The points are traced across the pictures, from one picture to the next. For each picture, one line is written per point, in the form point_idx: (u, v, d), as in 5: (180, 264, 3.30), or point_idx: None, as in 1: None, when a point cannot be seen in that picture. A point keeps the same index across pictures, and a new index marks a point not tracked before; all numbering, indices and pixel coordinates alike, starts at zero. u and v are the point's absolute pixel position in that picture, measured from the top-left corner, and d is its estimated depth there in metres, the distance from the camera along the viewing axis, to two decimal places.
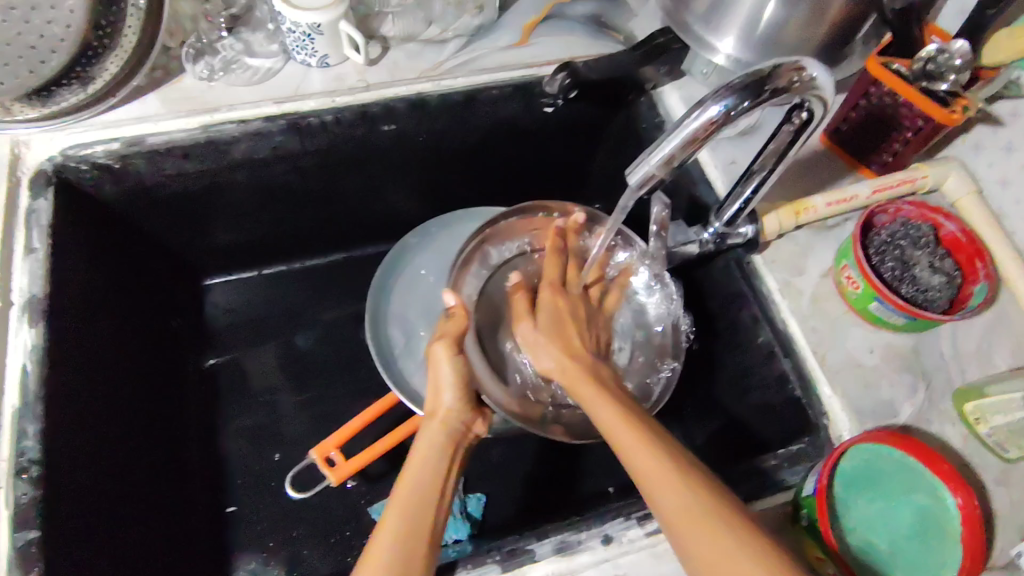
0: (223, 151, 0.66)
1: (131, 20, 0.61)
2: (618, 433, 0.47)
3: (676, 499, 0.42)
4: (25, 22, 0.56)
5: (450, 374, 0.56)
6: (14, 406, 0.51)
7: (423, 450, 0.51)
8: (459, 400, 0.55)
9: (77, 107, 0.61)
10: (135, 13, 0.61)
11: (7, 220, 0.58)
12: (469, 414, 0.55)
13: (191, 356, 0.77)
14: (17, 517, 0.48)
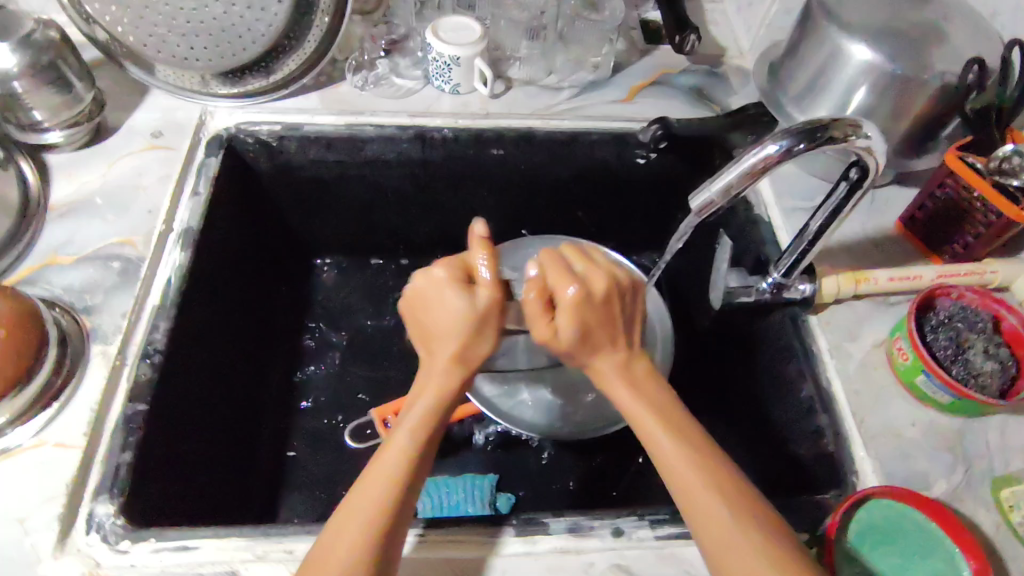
0: (359, 147, 0.78)
1: (315, 31, 0.75)
2: (694, 495, 0.44)
3: (705, 498, 0.44)
4: (239, 16, 0.70)
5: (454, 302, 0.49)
6: (154, 304, 0.63)
7: (414, 400, 0.48)
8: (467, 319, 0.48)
9: (258, 93, 0.77)
10: (319, 27, 0.74)
11: (185, 168, 0.72)
12: (479, 340, 0.49)
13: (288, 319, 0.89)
14: (133, 390, 0.57)
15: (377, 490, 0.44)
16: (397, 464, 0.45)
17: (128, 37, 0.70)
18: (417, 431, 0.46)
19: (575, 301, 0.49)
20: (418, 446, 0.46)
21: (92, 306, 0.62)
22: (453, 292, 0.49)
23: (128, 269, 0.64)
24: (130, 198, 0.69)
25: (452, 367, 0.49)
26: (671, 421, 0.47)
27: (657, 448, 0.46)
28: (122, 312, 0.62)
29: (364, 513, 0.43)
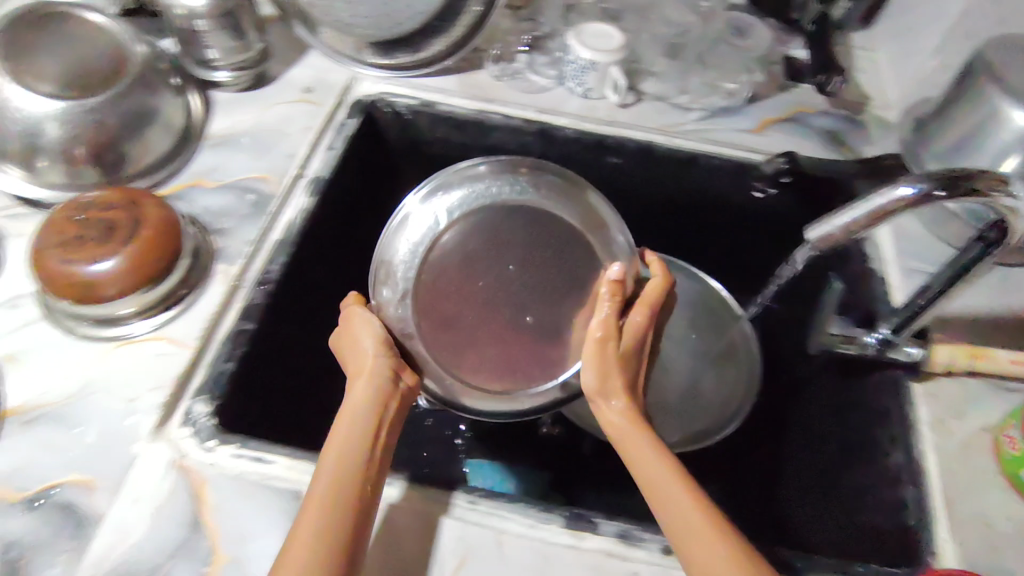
0: (484, 132, 0.81)
1: (465, 17, 0.79)
2: (692, 534, 0.45)
3: (700, 545, 0.44)
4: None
5: (367, 327, 0.56)
6: (276, 239, 0.67)
7: (343, 423, 0.50)
8: (380, 349, 0.55)
9: (403, 66, 0.82)
10: (470, 15, 0.79)
11: (327, 124, 0.78)
12: (375, 341, 0.55)
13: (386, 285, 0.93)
14: (244, 310, 0.62)
15: (326, 486, 0.46)
16: (342, 473, 0.47)
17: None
18: (355, 438, 0.49)
19: (643, 322, 0.58)
20: (357, 451, 0.49)
21: (224, 229, 0.67)
22: (361, 320, 0.57)
23: (259, 203, 0.70)
24: (276, 141, 0.75)
25: (375, 389, 0.52)
26: (676, 466, 0.50)
27: (655, 487, 0.49)
28: (247, 241, 0.67)
29: (326, 510, 0.45)
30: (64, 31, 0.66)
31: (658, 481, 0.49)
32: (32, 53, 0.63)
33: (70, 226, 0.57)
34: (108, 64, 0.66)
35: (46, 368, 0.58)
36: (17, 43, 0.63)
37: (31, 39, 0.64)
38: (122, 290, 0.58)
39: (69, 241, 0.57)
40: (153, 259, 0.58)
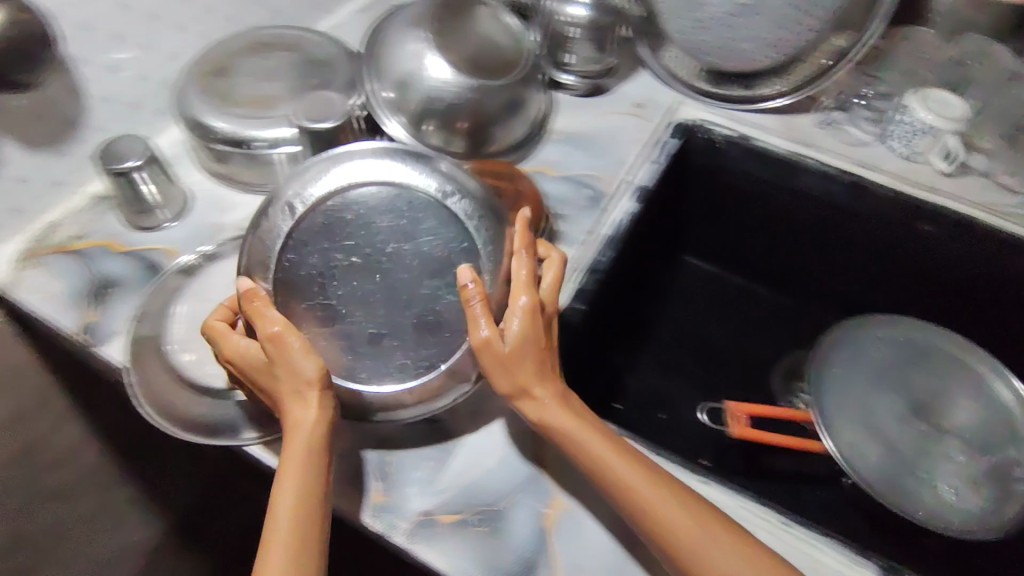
0: (795, 175, 0.83)
1: (804, 69, 0.84)
2: (658, 521, 0.48)
3: (657, 514, 0.49)
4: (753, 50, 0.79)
5: (311, 416, 0.49)
6: (605, 233, 0.73)
7: (297, 438, 0.49)
8: (321, 411, 0.50)
9: (729, 100, 0.86)
10: (808, 68, 0.84)
11: (653, 139, 0.83)
12: (317, 367, 0.49)
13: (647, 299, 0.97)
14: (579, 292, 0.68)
15: (292, 498, 0.47)
16: (293, 456, 0.49)
17: (668, 11, 0.80)
18: (312, 469, 0.49)
19: (527, 281, 0.53)
20: (314, 461, 0.49)
21: (565, 215, 0.73)
22: (292, 347, 0.49)
23: (596, 199, 0.75)
24: (611, 147, 0.81)
25: (314, 412, 0.50)
26: (617, 443, 0.52)
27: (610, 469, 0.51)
28: (586, 231, 0.73)
29: (302, 521, 0.47)
30: (477, 21, 0.74)
31: (680, 529, 0.48)
32: (455, 37, 0.73)
33: None
34: (507, 56, 0.74)
35: None
36: (446, 25, 0.73)
37: (456, 25, 0.73)
38: None
39: None
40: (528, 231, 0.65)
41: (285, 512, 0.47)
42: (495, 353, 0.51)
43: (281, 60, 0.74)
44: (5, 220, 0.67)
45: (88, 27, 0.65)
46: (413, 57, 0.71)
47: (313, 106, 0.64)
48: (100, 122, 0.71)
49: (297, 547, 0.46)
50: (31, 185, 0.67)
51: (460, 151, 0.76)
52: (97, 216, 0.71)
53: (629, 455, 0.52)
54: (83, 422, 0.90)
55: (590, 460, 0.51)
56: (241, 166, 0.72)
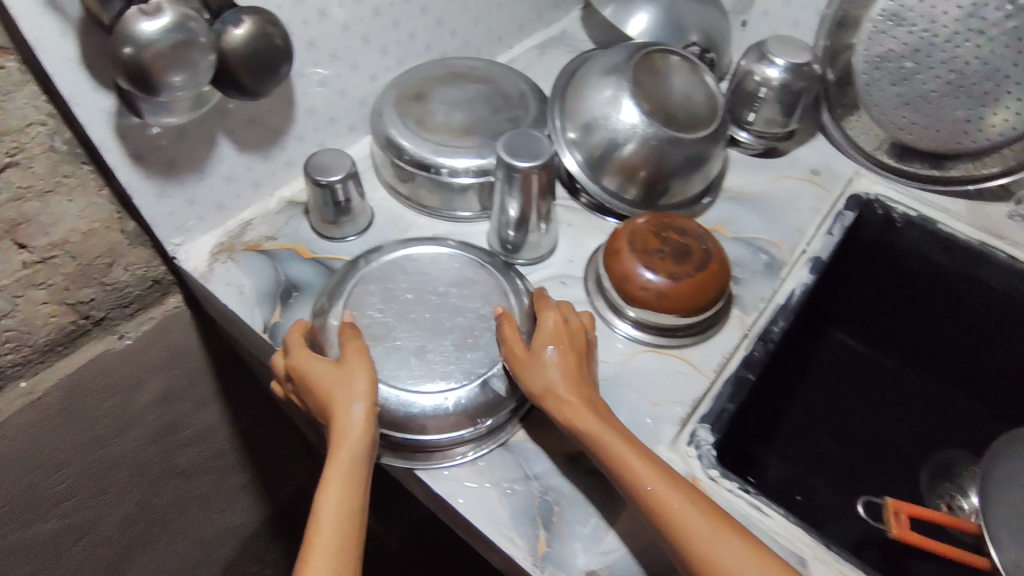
0: (976, 265, 0.79)
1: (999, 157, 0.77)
2: (674, 530, 0.47)
3: (675, 530, 0.47)
4: (940, 123, 0.75)
5: (354, 416, 0.51)
6: (777, 302, 0.71)
7: (344, 442, 0.51)
8: (365, 416, 0.52)
9: (911, 176, 0.82)
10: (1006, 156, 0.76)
11: (829, 210, 0.80)
12: (366, 378, 0.53)
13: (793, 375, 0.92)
14: (748, 360, 0.66)
15: (336, 506, 0.49)
16: (338, 468, 0.50)
17: (865, 80, 0.78)
18: (356, 478, 0.51)
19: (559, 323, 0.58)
20: (358, 472, 0.51)
21: (740, 278, 0.72)
22: (355, 366, 0.53)
23: (772, 265, 0.73)
24: (787, 213, 0.79)
25: (359, 422, 0.51)
26: (636, 447, 0.51)
27: (624, 473, 0.50)
28: (761, 296, 0.71)
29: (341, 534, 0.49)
30: (675, 75, 0.74)
31: (698, 538, 0.46)
32: (653, 88, 0.72)
33: (654, 239, 0.65)
34: (701, 113, 0.73)
35: None
36: (644, 76, 0.72)
37: (654, 77, 0.72)
38: (673, 309, 0.63)
39: (652, 252, 0.64)
40: (709, 293, 0.63)
41: (326, 522, 0.49)
42: (530, 365, 0.56)
43: (474, 92, 0.77)
44: (208, 215, 0.71)
45: (313, 46, 0.70)
46: (607, 103, 0.71)
47: (520, 140, 0.64)
48: (302, 132, 0.75)
49: (337, 553, 0.48)
50: (236, 185, 0.72)
51: (631, 198, 0.75)
52: (287, 220, 0.74)
53: (662, 469, 0.50)
54: (221, 407, 0.90)
55: (607, 461, 0.51)
56: (425, 189, 0.74)
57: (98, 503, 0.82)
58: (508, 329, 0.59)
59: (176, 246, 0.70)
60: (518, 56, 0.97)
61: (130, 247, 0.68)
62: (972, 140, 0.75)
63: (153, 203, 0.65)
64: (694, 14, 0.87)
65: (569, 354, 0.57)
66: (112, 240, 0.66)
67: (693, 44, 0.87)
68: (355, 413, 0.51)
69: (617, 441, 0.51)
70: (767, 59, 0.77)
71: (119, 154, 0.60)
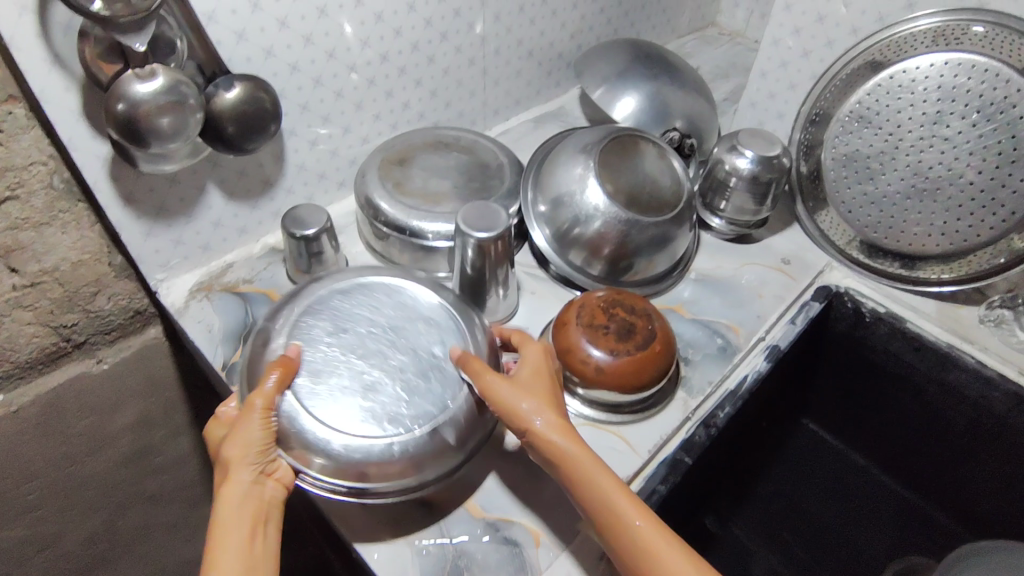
0: (944, 368, 0.78)
1: (968, 262, 0.75)
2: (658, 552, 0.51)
3: (658, 553, 0.51)
4: (903, 219, 0.75)
5: (243, 476, 0.53)
6: (728, 387, 0.71)
7: (231, 504, 0.53)
8: (251, 474, 0.53)
9: (880, 272, 0.82)
10: (972, 262, 0.75)
11: (796, 299, 0.81)
12: (260, 434, 0.54)
13: (758, 457, 0.91)
14: (688, 443, 0.66)
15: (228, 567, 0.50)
16: (225, 533, 0.52)
17: (832, 175, 0.80)
18: (239, 539, 0.52)
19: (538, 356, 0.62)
20: (251, 530, 0.52)
21: (691, 360, 0.72)
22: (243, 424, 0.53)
23: (726, 349, 0.74)
24: (750, 299, 0.79)
25: (246, 481, 0.53)
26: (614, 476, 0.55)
27: (608, 498, 0.54)
28: (710, 379, 0.71)
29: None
30: (646, 159, 0.77)
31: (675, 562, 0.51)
32: (619, 170, 0.75)
33: (601, 314, 0.66)
34: (666, 196, 0.75)
35: None
36: (614, 158, 0.75)
37: (624, 159, 0.76)
38: (614, 385, 0.64)
39: (596, 327, 0.66)
40: (650, 371, 0.64)
41: None
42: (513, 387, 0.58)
43: (456, 161, 0.82)
44: (192, 254, 0.76)
45: (306, 109, 0.76)
46: (575, 181, 0.75)
47: (477, 212, 0.68)
48: (291, 185, 0.80)
49: None
50: (222, 229, 0.77)
51: (596, 273, 0.77)
52: (267, 266, 0.79)
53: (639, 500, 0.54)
54: (194, 436, 0.93)
55: (591, 490, 0.54)
56: (397, 249, 0.78)
57: (62, 519, 0.85)
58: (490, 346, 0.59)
59: (159, 281, 0.74)
60: (514, 127, 1.02)
61: (116, 279, 0.73)
62: (939, 238, 0.74)
63: (140, 240, 0.70)
64: (678, 102, 0.91)
65: (545, 389, 0.60)
66: (98, 271, 0.71)
67: (673, 130, 0.90)
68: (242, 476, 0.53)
69: (599, 467, 0.55)
70: (737, 150, 0.80)
71: (111, 194, 0.65)
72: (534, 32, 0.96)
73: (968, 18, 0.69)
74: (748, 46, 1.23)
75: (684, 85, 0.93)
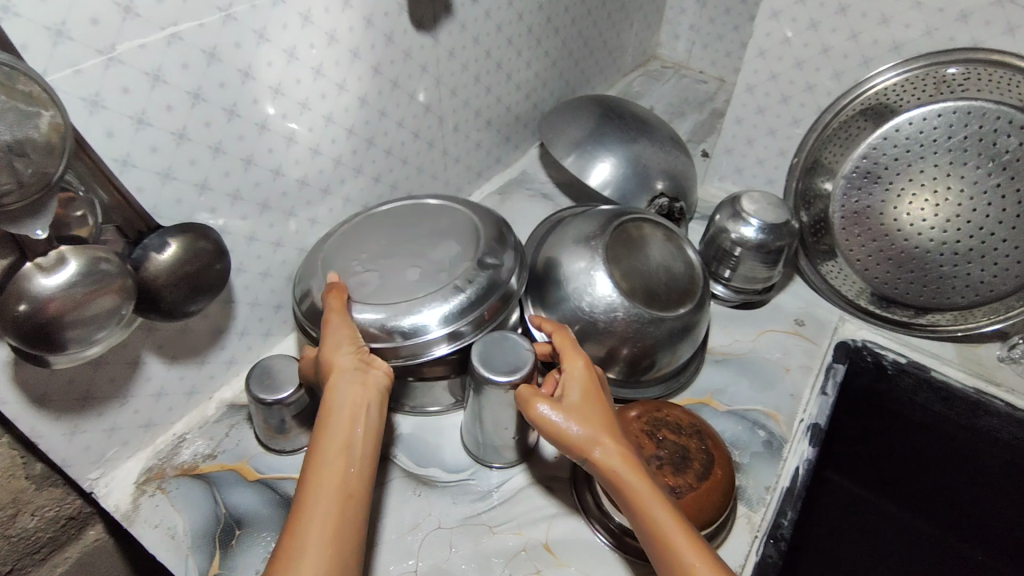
0: (976, 415, 0.73)
1: (991, 308, 0.71)
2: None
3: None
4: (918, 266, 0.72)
5: (348, 359, 0.54)
6: (782, 487, 0.64)
7: (336, 396, 0.51)
8: (352, 357, 0.54)
9: (894, 322, 0.77)
10: (994, 308, 0.71)
11: (819, 364, 0.75)
12: (350, 332, 0.55)
13: (806, 535, 0.79)
14: (761, 567, 0.58)
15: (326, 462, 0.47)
16: (329, 423, 0.50)
17: (839, 228, 0.76)
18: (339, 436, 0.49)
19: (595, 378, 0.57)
20: (355, 422, 0.50)
21: (741, 465, 0.65)
22: (332, 324, 0.56)
23: (772, 442, 0.67)
24: (778, 376, 0.74)
25: (347, 365, 0.53)
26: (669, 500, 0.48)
27: (657, 519, 0.47)
28: (766, 485, 0.64)
29: (319, 522, 0.44)
30: (653, 242, 0.69)
31: None
32: (629, 261, 0.67)
33: (649, 442, 0.59)
34: (683, 283, 0.68)
35: (585, 571, 0.57)
36: (621, 246, 0.67)
37: (630, 245, 0.68)
38: None
39: (648, 458, 0.57)
40: (713, 502, 0.56)
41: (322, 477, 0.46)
42: (566, 412, 0.52)
43: None
44: (133, 438, 0.61)
45: (254, 238, 0.62)
46: (578, 275, 0.66)
47: (495, 348, 0.58)
48: (245, 327, 0.66)
49: (335, 513, 0.45)
50: (167, 398, 0.62)
51: (613, 377, 0.68)
52: (229, 430, 0.65)
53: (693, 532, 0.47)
54: None
55: (638, 505, 0.47)
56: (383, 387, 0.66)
57: None
58: (575, 354, 0.57)
59: (93, 481, 0.59)
60: (479, 203, 0.92)
61: (36, 491, 0.58)
62: (957, 284, 0.71)
63: (64, 443, 0.55)
64: (659, 161, 0.84)
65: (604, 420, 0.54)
66: (13, 489, 0.56)
67: (661, 195, 0.83)
68: (346, 361, 0.53)
69: (649, 489, 0.48)
70: (741, 217, 0.74)
71: (18, 403, 0.50)
72: (489, 99, 0.86)
73: (942, 61, 0.67)
74: (695, 78, 1.18)
75: (661, 142, 0.86)
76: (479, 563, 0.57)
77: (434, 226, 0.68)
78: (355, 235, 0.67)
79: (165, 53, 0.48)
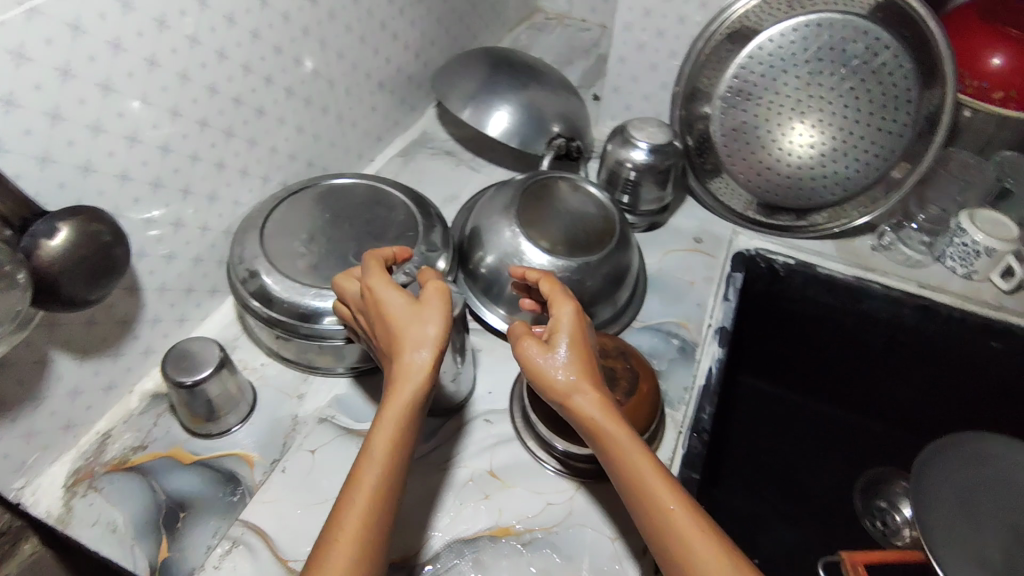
0: (857, 300, 0.81)
1: (860, 202, 0.79)
2: (685, 537, 0.41)
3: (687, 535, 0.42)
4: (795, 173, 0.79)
5: (429, 334, 0.47)
6: (699, 387, 0.70)
7: (407, 382, 0.46)
8: (432, 339, 0.47)
9: (780, 228, 0.84)
10: (863, 201, 0.79)
11: (719, 274, 0.81)
12: (441, 309, 0.48)
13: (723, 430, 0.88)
14: (688, 460, 0.63)
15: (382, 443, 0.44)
16: (392, 405, 0.45)
17: (722, 147, 0.82)
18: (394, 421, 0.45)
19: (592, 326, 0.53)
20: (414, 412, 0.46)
21: (659, 371, 0.71)
22: (428, 300, 0.48)
23: (685, 348, 0.73)
24: (683, 290, 0.79)
25: (427, 361, 0.46)
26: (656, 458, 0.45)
27: (645, 475, 0.44)
28: (685, 386, 0.70)
29: (360, 504, 0.42)
30: (566, 196, 0.74)
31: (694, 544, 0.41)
32: (545, 214, 0.71)
33: None
34: (600, 225, 0.72)
35: (531, 491, 0.60)
36: (534, 209, 0.71)
37: (543, 207, 0.72)
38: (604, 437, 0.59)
39: None
40: (643, 410, 0.60)
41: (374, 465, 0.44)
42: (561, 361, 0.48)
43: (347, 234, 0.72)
44: (54, 441, 0.58)
45: (152, 220, 0.61)
46: (499, 233, 0.69)
47: None
48: (157, 313, 0.65)
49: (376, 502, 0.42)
50: (85, 396, 0.60)
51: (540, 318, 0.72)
52: (157, 419, 0.64)
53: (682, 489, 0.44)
54: None
55: (627, 459, 0.45)
56: (313, 354, 0.67)
57: None
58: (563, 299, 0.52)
59: (18, 491, 0.57)
60: (383, 167, 0.92)
61: None
62: (829, 182, 0.78)
63: None
64: (552, 105, 0.87)
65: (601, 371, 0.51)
66: None
67: (558, 136, 0.86)
68: (424, 343, 0.47)
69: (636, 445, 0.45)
70: (631, 143, 0.78)
71: None
72: (379, 61, 0.85)
73: None
74: (578, 26, 1.22)
75: (552, 87, 0.89)
76: (430, 499, 0.59)
77: (364, 205, 0.73)
78: (287, 213, 0.70)
79: (25, 29, 0.46)
